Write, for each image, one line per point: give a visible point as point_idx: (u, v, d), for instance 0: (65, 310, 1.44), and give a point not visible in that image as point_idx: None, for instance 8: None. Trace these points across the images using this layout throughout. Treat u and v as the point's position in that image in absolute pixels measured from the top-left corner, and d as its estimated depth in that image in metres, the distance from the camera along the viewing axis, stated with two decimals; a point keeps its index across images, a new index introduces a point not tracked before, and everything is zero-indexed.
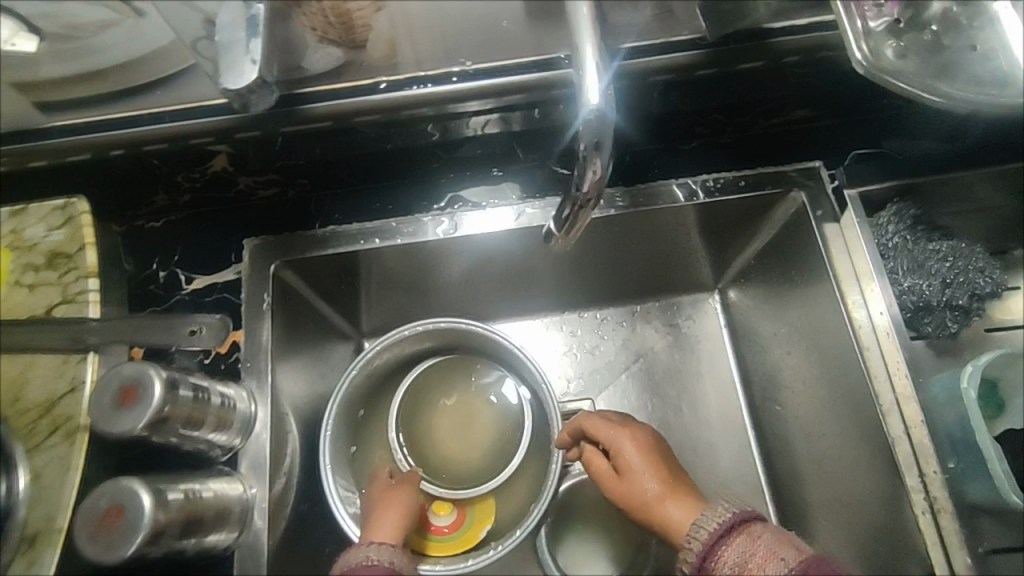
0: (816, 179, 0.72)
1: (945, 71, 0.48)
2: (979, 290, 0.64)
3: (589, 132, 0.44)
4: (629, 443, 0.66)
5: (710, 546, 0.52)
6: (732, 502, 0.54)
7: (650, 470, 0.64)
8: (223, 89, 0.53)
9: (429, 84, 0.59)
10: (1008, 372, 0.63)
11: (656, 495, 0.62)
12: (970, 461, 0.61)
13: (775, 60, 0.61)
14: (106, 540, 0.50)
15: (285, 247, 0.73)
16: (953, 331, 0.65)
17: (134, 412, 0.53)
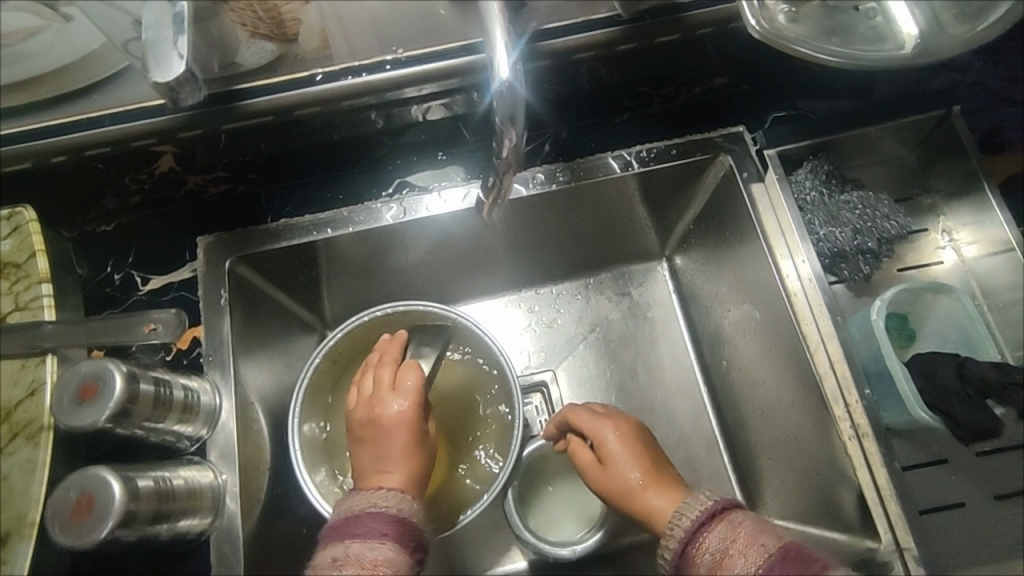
0: (740, 143, 0.77)
1: (829, 34, 0.52)
2: (887, 234, 0.71)
3: (503, 107, 0.48)
4: (610, 432, 0.70)
5: (689, 535, 0.55)
6: (712, 490, 0.57)
7: (632, 460, 0.68)
8: (155, 82, 0.55)
9: (364, 73, 0.61)
10: (915, 307, 0.70)
11: (638, 480, 0.66)
12: (885, 388, 0.67)
13: (690, 33, 0.65)
14: (77, 529, 0.51)
15: (239, 242, 0.75)
16: (866, 273, 0.72)
17: (95, 407, 0.55)
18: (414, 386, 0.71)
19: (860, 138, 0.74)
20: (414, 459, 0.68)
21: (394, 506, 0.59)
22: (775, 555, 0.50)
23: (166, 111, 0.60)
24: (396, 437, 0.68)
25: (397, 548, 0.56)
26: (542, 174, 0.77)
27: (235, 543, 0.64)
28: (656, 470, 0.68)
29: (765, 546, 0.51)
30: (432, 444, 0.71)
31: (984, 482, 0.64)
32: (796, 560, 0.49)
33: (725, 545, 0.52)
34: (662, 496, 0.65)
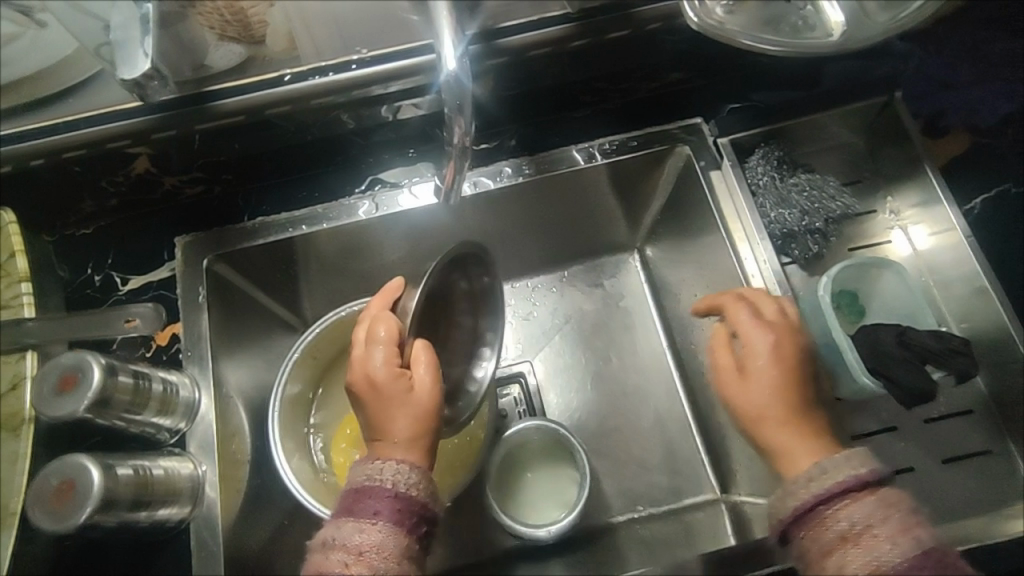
0: (698, 134, 0.80)
1: (758, 27, 0.58)
2: (832, 214, 0.77)
3: (451, 96, 0.54)
4: (761, 340, 0.63)
5: (820, 502, 0.52)
6: (864, 459, 0.53)
7: (773, 376, 0.62)
8: (121, 79, 0.59)
9: (331, 72, 0.65)
10: (864, 283, 0.73)
11: (758, 410, 0.62)
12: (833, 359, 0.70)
13: (640, 28, 0.68)
14: (58, 512, 0.53)
15: (216, 241, 0.77)
16: (815, 252, 0.76)
17: (74, 398, 0.57)
18: (390, 332, 0.62)
19: (806, 126, 0.78)
20: (410, 416, 0.60)
21: (388, 480, 0.55)
22: (923, 553, 0.48)
23: (140, 114, 0.63)
24: (384, 396, 0.60)
25: (388, 530, 0.52)
26: (509, 168, 0.80)
27: (215, 530, 0.66)
28: (793, 399, 0.61)
29: (919, 540, 0.49)
30: (434, 396, 0.62)
31: (924, 446, 0.69)
32: (944, 568, 0.48)
33: (870, 521, 0.50)
34: (784, 431, 0.60)
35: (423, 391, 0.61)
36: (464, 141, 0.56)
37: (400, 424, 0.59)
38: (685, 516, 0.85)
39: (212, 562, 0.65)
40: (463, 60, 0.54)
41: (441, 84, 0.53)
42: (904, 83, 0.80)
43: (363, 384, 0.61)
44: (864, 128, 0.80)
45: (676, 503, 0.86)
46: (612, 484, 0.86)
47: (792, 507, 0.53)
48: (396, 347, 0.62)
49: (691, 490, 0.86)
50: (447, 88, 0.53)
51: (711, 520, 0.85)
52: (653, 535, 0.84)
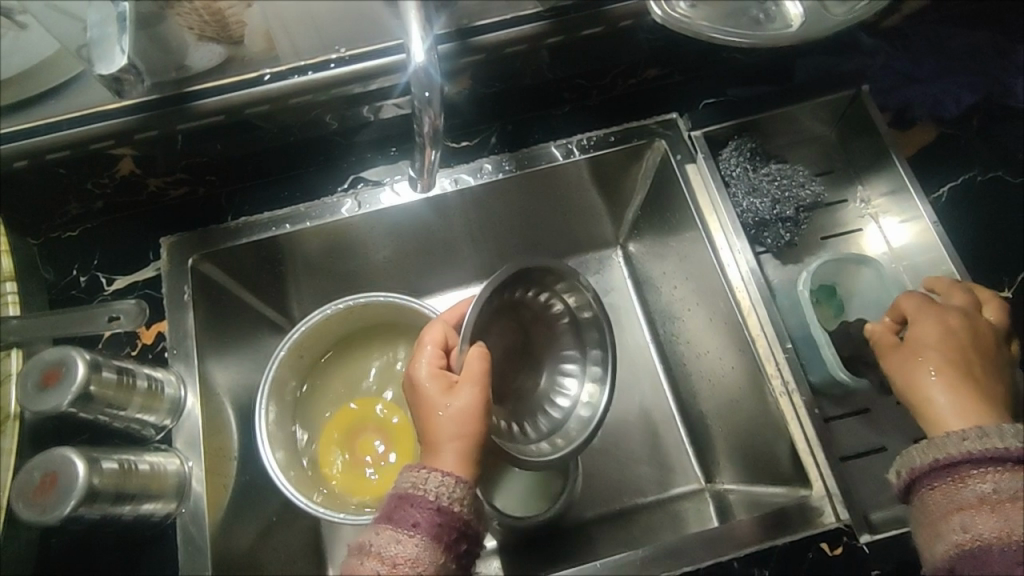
0: (674, 129, 0.81)
1: (719, 21, 0.60)
2: (802, 202, 0.78)
3: (420, 87, 0.55)
4: (930, 321, 0.62)
5: (962, 461, 0.52)
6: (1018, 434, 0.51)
7: (938, 338, 0.61)
8: (100, 74, 0.61)
9: (309, 72, 0.66)
10: (841, 282, 0.76)
11: (936, 362, 0.59)
12: (810, 352, 0.73)
13: (613, 25, 0.70)
14: (42, 503, 0.54)
15: (200, 241, 0.78)
16: (787, 240, 0.78)
17: (57, 392, 0.57)
18: (438, 339, 0.65)
19: (779, 119, 0.80)
20: (455, 418, 0.60)
21: (432, 493, 0.54)
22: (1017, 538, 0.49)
23: (123, 115, 0.64)
24: (430, 400, 0.61)
25: (425, 545, 0.52)
26: (489, 165, 0.82)
27: (201, 525, 0.66)
28: (964, 355, 0.60)
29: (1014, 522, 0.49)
30: (478, 396, 0.61)
31: (901, 429, 0.70)
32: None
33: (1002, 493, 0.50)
34: (949, 391, 0.58)
35: (468, 394, 0.61)
36: (433, 132, 0.58)
37: (446, 427, 0.59)
38: (672, 506, 0.85)
39: (198, 557, 0.65)
40: (432, 52, 0.55)
41: (410, 75, 0.54)
42: (873, 77, 0.82)
43: (414, 390, 0.63)
44: (834, 119, 0.82)
45: (663, 493, 0.85)
46: (600, 478, 0.86)
47: (925, 462, 0.53)
48: (442, 353, 0.65)
49: (678, 480, 0.86)
50: (415, 80, 0.54)
51: (698, 510, 0.84)
52: (641, 527, 0.84)
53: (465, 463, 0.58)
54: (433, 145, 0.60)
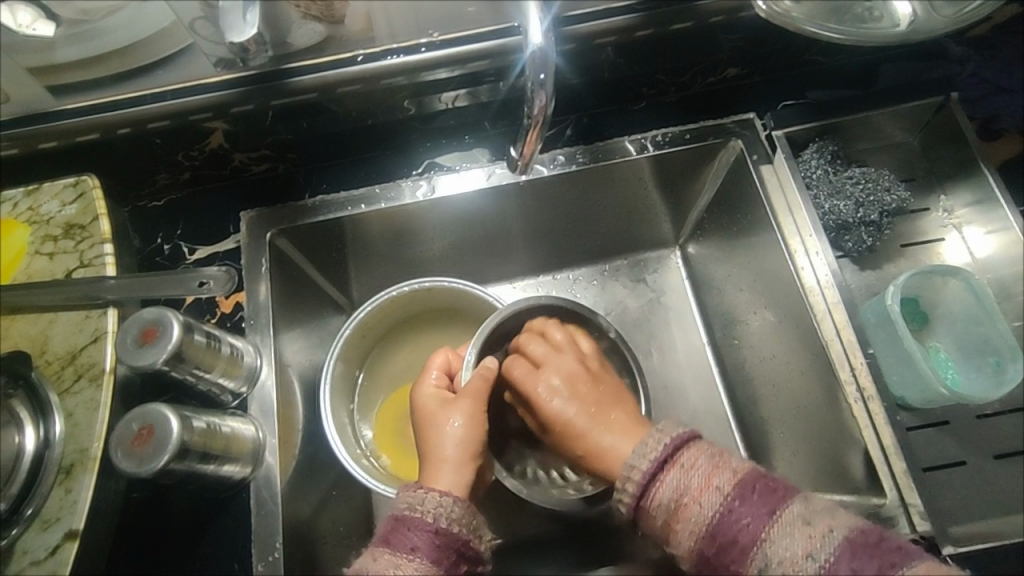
0: (751, 129, 0.80)
1: (829, 18, 0.65)
2: (887, 206, 0.77)
3: (536, 67, 0.58)
4: (553, 374, 0.68)
5: (649, 483, 0.53)
6: (666, 428, 0.56)
7: (562, 369, 0.68)
8: (228, 42, 0.65)
9: (401, 54, 0.67)
10: (926, 291, 0.74)
11: (552, 394, 0.67)
12: (902, 367, 0.70)
13: (702, 20, 0.70)
14: (138, 455, 0.56)
15: (278, 217, 0.78)
16: (868, 244, 0.77)
17: (154, 348, 0.60)
18: (442, 365, 0.73)
19: (861, 123, 0.79)
20: (451, 430, 0.65)
21: (429, 513, 0.55)
22: (730, 494, 0.51)
23: (223, 89, 0.67)
24: (430, 413, 0.67)
25: (423, 568, 0.53)
26: (562, 156, 0.81)
27: (273, 491, 0.68)
28: (591, 387, 0.67)
29: (720, 488, 0.51)
30: (467, 404, 0.66)
31: (975, 443, 0.70)
32: (755, 492, 0.51)
33: (682, 493, 0.52)
34: (576, 411, 0.65)
35: (468, 407, 0.66)
36: (542, 116, 0.59)
37: (445, 435, 0.65)
38: None
39: (270, 521, 0.66)
40: (548, 35, 0.58)
41: (527, 57, 0.58)
42: (961, 86, 0.81)
43: (417, 408, 0.69)
44: (917, 128, 0.81)
45: None
46: None
47: (663, 490, 0.53)
48: (443, 377, 0.71)
49: None
50: (530, 61, 0.58)
51: None
52: None
53: (463, 473, 0.63)
54: (542, 128, 0.61)
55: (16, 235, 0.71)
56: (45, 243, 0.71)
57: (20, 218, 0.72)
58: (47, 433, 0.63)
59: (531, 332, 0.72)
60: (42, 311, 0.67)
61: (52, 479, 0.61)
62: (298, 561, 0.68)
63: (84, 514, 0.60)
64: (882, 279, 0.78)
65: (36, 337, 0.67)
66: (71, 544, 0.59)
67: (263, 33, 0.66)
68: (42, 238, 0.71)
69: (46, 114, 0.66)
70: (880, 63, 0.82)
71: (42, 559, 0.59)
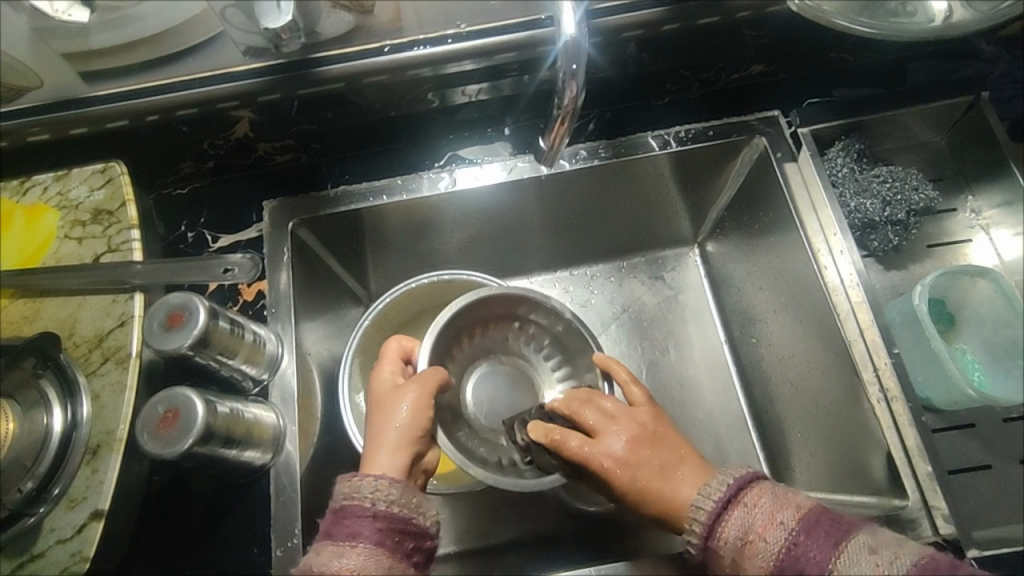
0: (775, 127, 0.80)
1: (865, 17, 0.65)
2: (914, 206, 0.76)
3: (568, 58, 0.58)
4: (614, 440, 0.58)
5: (713, 522, 0.51)
6: (728, 470, 0.53)
7: (625, 431, 0.59)
8: (262, 29, 0.65)
9: (428, 45, 0.68)
10: (953, 291, 0.73)
11: (620, 465, 0.57)
12: (928, 369, 0.70)
13: (730, 15, 0.70)
14: (163, 438, 0.57)
15: (300, 206, 0.79)
16: (894, 244, 0.77)
17: (180, 332, 0.60)
18: (398, 351, 0.68)
19: (889, 121, 0.78)
20: (396, 417, 0.59)
21: (367, 498, 0.52)
22: (797, 530, 0.48)
23: (251, 78, 0.67)
24: (379, 400, 0.62)
25: (368, 553, 0.50)
26: (584, 151, 0.81)
27: (292, 478, 0.68)
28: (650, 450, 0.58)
29: (786, 523, 0.48)
30: (413, 394, 0.61)
31: (1000, 448, 0.69)
32: (821, 528, 0.48)
33: (747, 530, 0.49)
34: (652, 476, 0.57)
35: (416, 394, 0.61)
36: (572, 106, 0.60)
37: (389, 422, 0.59)
38: None
39: (289, 507, 0.67)
40: (581, 26, 0.58)
41: (559, 48, 0.58)
42: (990, 87, 0.80)
43: (370, 396, 0.64)
44: (945, 128, 0.80)
45: None
46: None
47: (728, 528, 0.50)
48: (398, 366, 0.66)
49: None
50: (563, 51, 0.58)
51: None
52: None
53: (403, 457, 0.58)
54: (571, 117, 0.62)
55: (46, 220, 0.72)
56: (73, 227, 0.72)
57: (49, 202, 0.73)
58: (74, 414, 0.64)
59: (576, 400, 0.62)
60: (71, 294, 0.68)
61: (79, 459, 0.62)
62: None
63: (110, 494, 0.61)
64: (907, 279, 0.77)
65: (65, 319, 0.68)
66: (97, 523, 0.60)
67: (297, 20, 0.65)
68: (71, 223, 0.72)
69: (78, 100, 0.67)
70: (908, 62, 0.81)
71: (70, 537, 0.60)
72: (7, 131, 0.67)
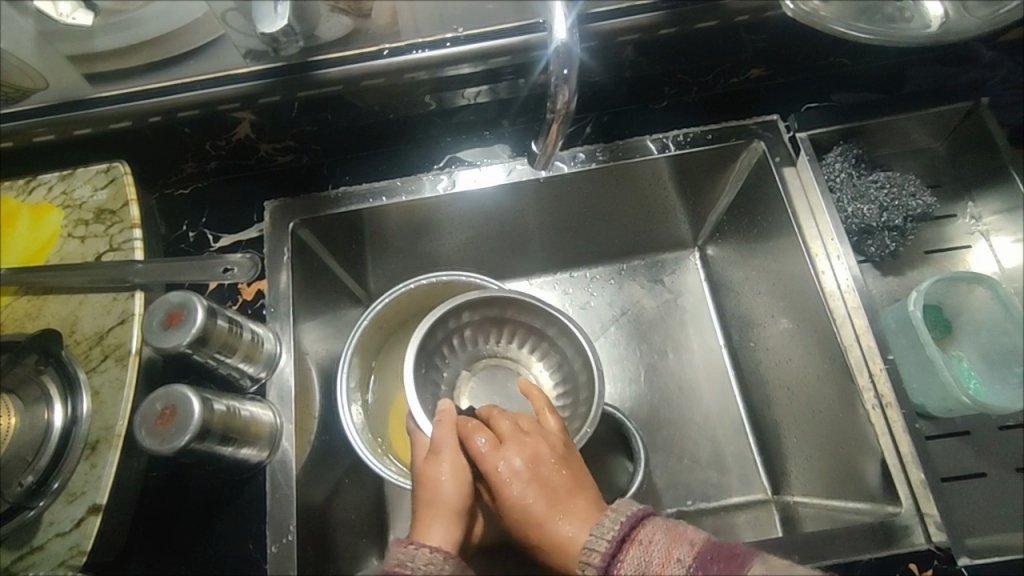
0: (774, 131, 0.80)
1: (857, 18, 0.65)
2: (912, 211, 0.76)
3: (559, 62, 0.58)
4: (515, 457, 0.57)
5: (610, 564, 0.47)
6: (620, 505, 0.50)
7: (527, 447, 0.58)
8: (260, 33, 0.67)
9: (426, 49, 0.68)
10: (950, 298, 0.73)
11: (513, 477, 0.56)
12: (924, 375, 0.69)
13: (728, 19, 0.70)
14: (160, 434, 0.58)
15: (300, 207, 0.80)
16: (892, 249, 0.76)
17: (179, 330, 0.61)
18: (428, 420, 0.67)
19: (888, 127, 0.78)
20: (440, 487, 0.58)
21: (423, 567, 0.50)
22: (694, 567, 0.45)
23: (251, 80, 0.68)
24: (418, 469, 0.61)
25: None
26: (582, 154, 0.81)
27: (289, 476, 0.69)
28: (560, 476, 0.57)
29: (682, 560, 0.45)
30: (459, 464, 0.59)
31: (997, 455, 0.69)
32: (718, 563, 0.45)
33: (645, 570, 0.46)
34: (537, 499, 0.55)
35: (454, 460, 0.60)
36: (565, 110, 0.60)
37: (437, 491, 0.58)
38: (732, 516, 0.81)
39: (285, 505, 0.67)
40: (572, 31, 0.58)
41: (551, 53, 0.58)
42: (992, 91, 0.79)
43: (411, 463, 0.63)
44: (946, 133, 0.80)
45: (724, 500, 0.82)
46: (662, 477, 0.84)
47: (629, 573, 0.46)
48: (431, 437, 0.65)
49: (743, 490, 0.83)
50: (554, 57, 0.58)
51: (760, 521, 0.81)
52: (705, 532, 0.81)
53: (453, 526, 0.56)
54: (565, 121, 0.62)
55: (50, 219, 0.74)
56: (77, 226, 0.73)
57: (53, 201, 0.74)
58: (74, 409, 0.65)
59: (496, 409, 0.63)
60: (74, 292, 0.70)
61: (79, 455, 0.63)
62: (311, 545, 0.70)
63: (108, 489, 0.62)
64: (905, 285, 0.77)
65: (67, 317, 0.69)
66: (94, 517, 0.61)
67: (293, 24, 0.67)
68: (74, 222, 0.73)
69: (80, 101, 0.68)
70: (909, 66, 0.81)
71: (68, 531, 0.61)
72: (14, 131, 0.69)
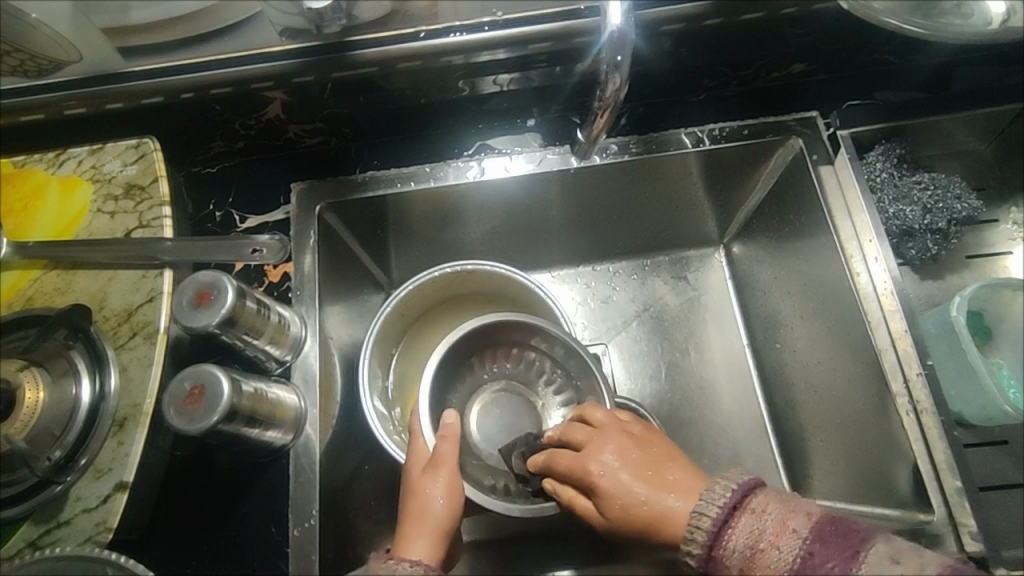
0: (813, 128, 0.78)
1: (917, 15, 0.63)
2: (956, 214, 0.74)
3: (612, 48, 0.57)
4: (607, 452, 0.57)
5: (718, 531, 0.48)
6: (731, 476, 0.51)
7: (611, 442, 0.58)
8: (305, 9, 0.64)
9: (464, 33, 0.67)
10: (991, 304, 0.71)
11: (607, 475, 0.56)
12: (963, 382, 0.68)
13: (774, 11, 0.69)
14: (189, 413, 0.57)
15: (331, 189, 0.79)
16: (933, 252, 0.75)
17: (209, 309, 0.61)
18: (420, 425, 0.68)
19: (931, 127, 0.76)
20: (432, 502, 0.60)
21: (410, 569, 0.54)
22: (810, 538, 0.45)
23: (287, 59, 0.68)
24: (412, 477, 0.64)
25: None
26: (615, 145, 0.79)
27: (312, 459, 0.68)
28: (639, 463, 0.57)
29: (798, 530, 0.46)
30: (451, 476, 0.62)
31: None
32: (834, 536, 0.45)
33: (757, 538, 0.46)
34: (637, 487, 0.55)
35: (447, 472, 0.62)
36: (613, 99, 0.61)
37: (425, 505, 0.60)
38: None
39: (307, 488, 0.67)
40: (627, 16, 0.57)
41: (604, 38, 0.57)
42: None
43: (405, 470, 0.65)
44: (991, 136, 0.78)
45: None
46: None
47: (739, 540, 0.47)
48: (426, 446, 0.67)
49: None
50: (609, 42, 0.57)
51: None
52: None
53: (437, 543, 0.59)
54: (611, 109, 0.63)
55: (80, 193, 0.73)
56: (106, 202, 0.73)
57: (82, 175, 0.74)
58: (102, 384, 0.65)
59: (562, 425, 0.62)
60: (101, 268, 0.69)
61: (106, 431, 0.63)
62: (332, 530, 0.69)
63: (135, 467, 0.62)
64: (944, 289, 0.76)
65: (94, 292, 0.69)
66: (121, 494, 0.61)
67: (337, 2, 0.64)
68: (103, 197, 0.73)
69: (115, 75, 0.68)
70: (956, 66, 0.79)
71: (94, 506, 0.61)
72: (46, 104, 0.69)
